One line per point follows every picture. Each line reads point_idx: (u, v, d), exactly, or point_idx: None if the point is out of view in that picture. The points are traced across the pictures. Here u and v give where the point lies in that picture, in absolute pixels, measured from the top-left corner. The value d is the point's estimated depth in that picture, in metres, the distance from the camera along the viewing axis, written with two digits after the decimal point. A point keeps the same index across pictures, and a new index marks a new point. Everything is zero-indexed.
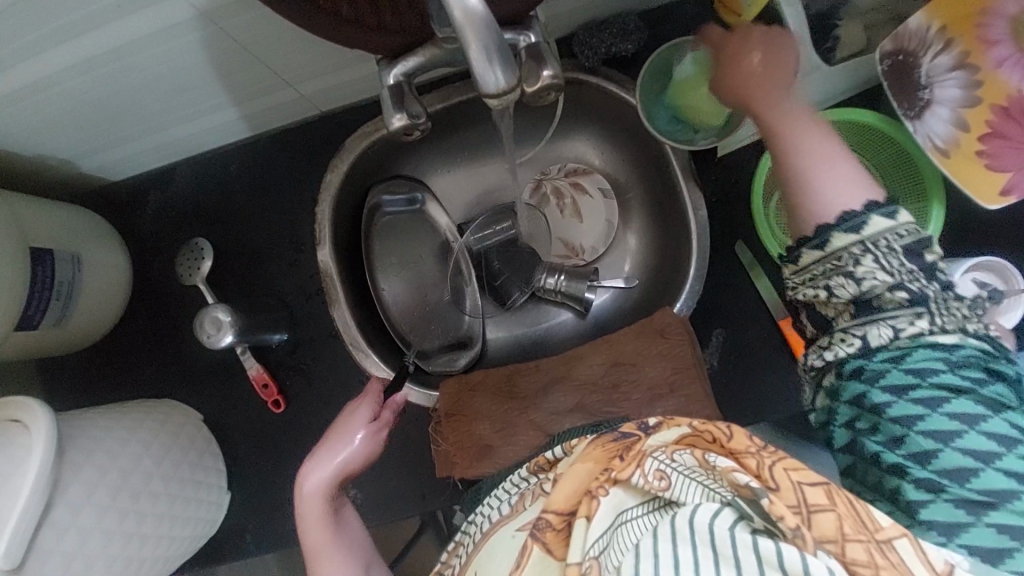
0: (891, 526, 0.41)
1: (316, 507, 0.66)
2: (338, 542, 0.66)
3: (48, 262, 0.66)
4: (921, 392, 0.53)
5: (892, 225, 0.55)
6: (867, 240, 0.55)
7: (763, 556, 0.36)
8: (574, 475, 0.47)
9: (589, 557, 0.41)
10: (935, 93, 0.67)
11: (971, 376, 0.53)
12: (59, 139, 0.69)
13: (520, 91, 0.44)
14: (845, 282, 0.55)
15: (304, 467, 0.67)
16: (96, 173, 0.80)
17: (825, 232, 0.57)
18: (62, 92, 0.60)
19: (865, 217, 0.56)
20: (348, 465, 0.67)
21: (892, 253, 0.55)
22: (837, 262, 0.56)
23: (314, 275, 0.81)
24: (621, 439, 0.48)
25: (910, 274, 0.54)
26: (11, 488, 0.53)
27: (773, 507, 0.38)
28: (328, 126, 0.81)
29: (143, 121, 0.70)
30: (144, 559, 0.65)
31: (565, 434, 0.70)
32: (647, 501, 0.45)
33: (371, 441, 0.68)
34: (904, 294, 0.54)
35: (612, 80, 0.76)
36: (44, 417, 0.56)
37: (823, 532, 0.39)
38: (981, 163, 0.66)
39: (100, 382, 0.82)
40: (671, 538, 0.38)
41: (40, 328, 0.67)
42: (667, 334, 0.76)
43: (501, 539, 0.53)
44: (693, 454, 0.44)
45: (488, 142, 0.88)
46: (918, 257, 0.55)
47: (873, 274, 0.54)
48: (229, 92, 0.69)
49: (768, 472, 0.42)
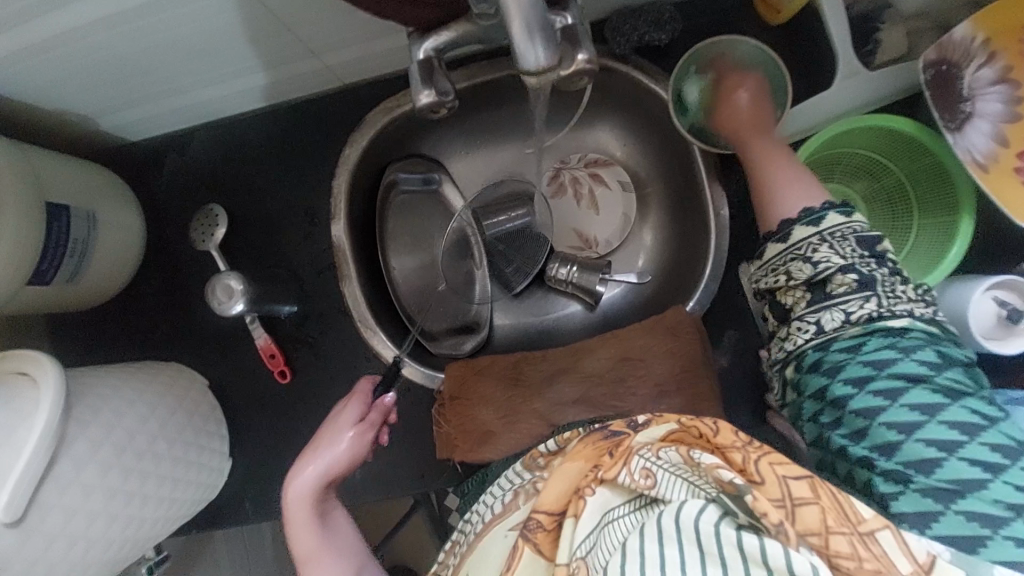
0: (873, 517, 0.40)
1: (301, 510, 0.64)
2: (326, 544, 0.64)
3: (64, 218, 0.66)
4: (878, 382, 0.53)
5: (848, 220, 0.59)
6: (823, 232, 0.59)
7: (747, 554, 0.36)
8: (562, 476, 0.48)
9: (576, 557, 0.43)
10: (977, 107, 0.65)
11: (927, 362, 0.53)
12: (80, 95, 0.68)
13: (559, 72, 0.43)
14: (803, 266, 0.58)
15: (292, 469, 0.65)
16: (115, 132, 0.79)
17: (786, 225, 0.61)
18: (85, 46, 0.59)
19: (822, 212, 0.60)
20: (337, 467, 0.65)
21: (845, 241, 0.58)
22: (797, 251, 0.59)
23: (327, 249, 0.81)
24: (610, 438, 0.50)
25: (862, 260, 0.57)
26: (17, 439, 0.53)
27: (756, 504, 0.38)
28: (348, 100, 0.80)
29: (165, 81, 0.69)
30: (147, 519, 0.65)
31: (566, 428, 0.70)
32: (633, 499, 0.45)
33: (357, 447, 0.66)
34: (855, 277, 0.56)
35: (643, 70, 0.74)
36: (54, 371, 0.56)
37: (807, 525, 0.39)
38: (1019, 179, 0.63)
39: (109, 340, 0.82)
40: (659, 539, 0.38)
41: (53, 283, 0.67)
42: (677, 332, 0.75)
43: (493, 540, 0.53)
44: (679, 451, 0.43)
45: (510, 126, 0.87)
46: (871, 247, 0.58)
47: (829, 260, 0.57)
48: (251, 57, 0.68)
49: (754, 467, 0.42)
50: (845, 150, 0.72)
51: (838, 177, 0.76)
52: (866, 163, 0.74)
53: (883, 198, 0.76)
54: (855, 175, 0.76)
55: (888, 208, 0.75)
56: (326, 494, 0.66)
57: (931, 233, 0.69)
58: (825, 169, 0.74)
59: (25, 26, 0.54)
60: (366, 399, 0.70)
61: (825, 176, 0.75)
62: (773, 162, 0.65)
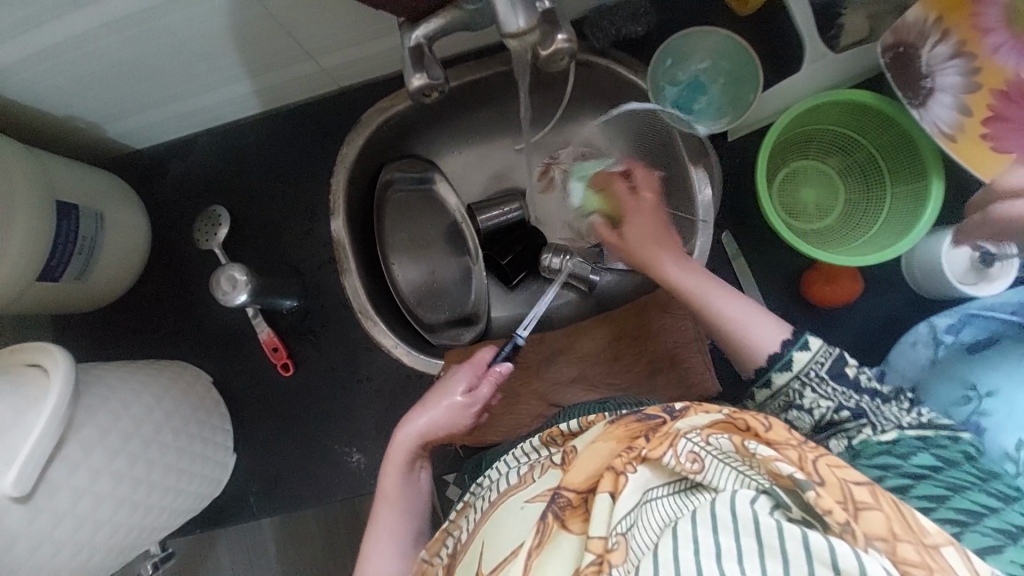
0: (937, 532, 0.39)
1: (399, 457, 0.67)
2: (403, 499, 0.67)
3: (74, 216, 0.68)
4: (887, 479, 0.52)
5: (812, 354, 0.58)
6: (799, 373, 0.58)
7: (813, 550, 0.35)
8: (595, 452, 0.48)
9: (617, 533, 0.41)
10: (936, 82, 0.69)
11: (925, 462, 0.52)
12: (88, 100, 0.71)
13: (538, 35, 0.50)
14: (800, 415, 0.58)
15: (404, 417, 0.68)
16: (120, 139, 0.83)
17: (763, 372, 0.60)
18: (93, 52, 0.62)
19: (787, 354, 0.59)
20: (439, 425, 0.67)
21: (822, 380, 0.57)
22: (785, 397, 0.59)
23: (327, 244, 0.84)
24: (646, 420, 0.49)
25: (845, 394, 0.56)
26: (24, 425, 0.52)
27: (820, 501, 0.38)
28: (344, 102, 0.84)
29: (169, 86, 0.72)
30: (151, 508, 0.65)
31: (574, 408, 0.70)
32: (672, 482, 0.46)
33: (457, 412, 0.67)
34: (845, 410, 0.56)
35: (621, 62, 0.76)
36: (64, 360, 0.56)
37: (873, 530, 0.38)
38: (987, 146, 0.67)
39: (114, 340, 0.84)
40: (712, 525, 0.37)
41: (62, 280, 0.69)
42: (669, 310, 0.78)
43: (507, 512, 0.51)
44: (731, 439, 0.44)
45: (499, 123, 0.90)
46: (844, 374, 0.57)
47: (818, 403, 0.57)
48: (251, 61, 0.71)
49: (813, 465, 0.41)
50: (818, 126, 0.76)
51: (812, 155, 0.79)
52: (839, 140, 0.77)
53: (855, 174, 0.78)
54: (829, 152, 0.79)
55: (862, 183, 0.77)
56: (421, 452, 0.68)
57: (906, 200, 0.72)
58: (799, 145, 0.78)
59: (37, 32, 0.57)
60: (478, 368, 0.70)
61: (799, 155, 0.79)
62: (723, 310, 0.63)
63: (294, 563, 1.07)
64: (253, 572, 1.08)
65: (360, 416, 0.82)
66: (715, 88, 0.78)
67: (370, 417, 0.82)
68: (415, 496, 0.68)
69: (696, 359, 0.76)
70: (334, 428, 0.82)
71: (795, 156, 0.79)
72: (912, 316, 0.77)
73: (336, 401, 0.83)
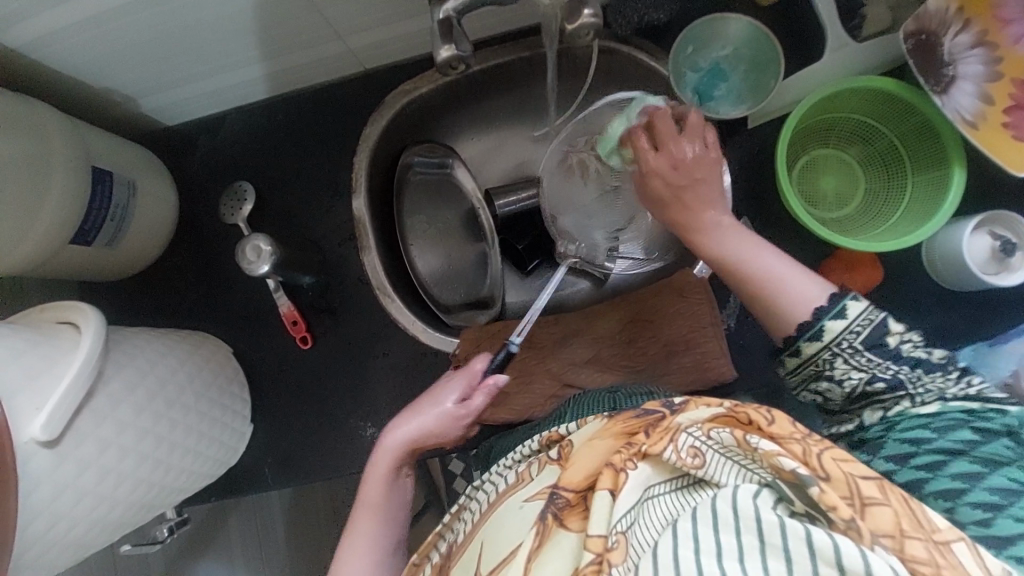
0: (948, 528, 0.39)
1: (384, 462, 0.65)
2: (384, 507, 0.65)
3: (107, 182, 0.70)
4: (920, 457, 0.53)
5: (847, 325, 0.55)
6: (832, 346, 0.56)
7: (817, 548, 0.33)
8: (593, 449, 0.46)
9: (616, 532, 0.40)
10: (959, 70, 0.69)
11: (963, 439, 0.53)
12: (124, 73, 0.73)
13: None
14: (830, 386, 0.58)
15: (392, 421, 0.65)
16: (151, 114, 0.85)
17: (794, 341, 0.58)
18: (131, 24, 0.64)
19: (818, 324, 0.56)
20: (426, 436, 0.63)
21: (856, 353, 0.55)
22: (817, 369, 0.58)
23: (348, 222, 0.86)
24: (645, 416, 0.47)
25: (881, 366, 0.55)
26: (55, 374, 0.53)
27: (824, 497, 0.37)
28: (370, 84, 0.86)
29: (201, 63, 0.75)
30: (172, 467, 0.66)
31: (582, 397, 0.70)
32: (674, 478, 0.44)
33: (449, 425, 0.63)
34: (883, 384, 0.56)
35: (644, 50, 0.77)
36: (95, 315, 0.57)
37: (880, 526, 0.38)
38: (1008, 134, 0.68)
39: (140, 308, 0.87)
40: (713, 523, 0.35)
41: (94, 244, 0.71)
42: (686, 294, 0.77)
43: (508, 513, 0.49)
44: (733, 433, 0.41)
45: (519, 110, 0.91)
46: (882, 345, 0.55)
47: (849, 375, 0.56)
48: (282, 40, 0.73)
49: (817, 460, 0.39)
50: (839, 115, 0.77)
51: (834, 144, 0.79)
52: (859, 130, 0.78)
53: (875, 164, 0.78)
54: (848, 142, 0.79)
55: (882, 173, 0.78)
56: (409, 459, 0.66)
57: (928, 187, 0.73)
58: (819, 133, 0.78)
59: (78, 2, 0.59)
60: (473, 377, 0.65)
61: (819, 144, 0.79)
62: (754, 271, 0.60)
63: (303, 543, 1.08)
64: (262, 549, 1.09)
65: (375, 392, 0.83)
66: (736, 74, 0.79)
67: (386, 392, 0.83)
68: (400, 502, 0.66)
69: (710, 344, 0.76)
70: (349, 403, 0.83)
71: (815, 144, 0.79)
72: (929, 305, 0.77)
73: (352, 375, 0.84)
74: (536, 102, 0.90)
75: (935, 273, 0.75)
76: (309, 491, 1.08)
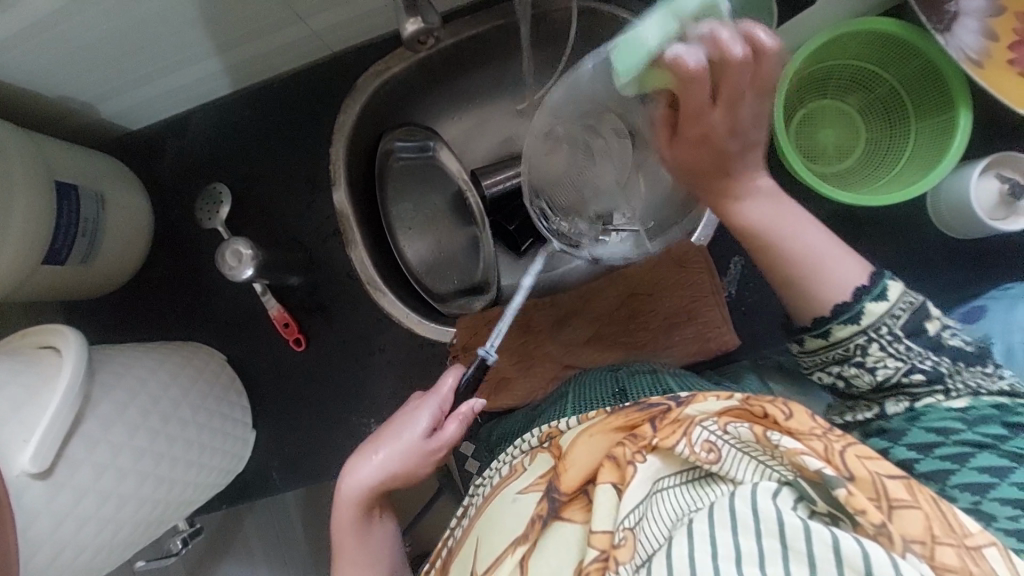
0: (979, 531, 0.36)
1: (346, 512, 0.60)
2: (367, 549, 0.62)
3: (74, 197, 0.67)
4: (946, 448, 0.51)
5: (888, 306, 0.51)
6: (868, 329, 0.52)
7: (845, 556, 0.32)
8: (590, 446, 0.45)
9: (623, 528, 0.39)
10: (961, 5, 0.64)
11: (992, 432, 0.51)
12: (75, 79, 0.69)
13: None
14: (859, 372, 0.53)
15: (348, 466, 0.60)
16: (113, 120, 0.81)
17: (823, 322, 0.53)
18: (71, 26, 0.59)
19: (857, 305, 0.52)
20: (395, 471, 0.58)
21: (894, 339, 0.51)
22: (845, 353, 0.53)
23: (331, 216, 0.82)
24: (649, 408, 0.46)
25: (919, 355, 0.51)
26: (38, 405, 0.51)
27: (852, 500, 0.35)
28: (339, 67, 0.81)
29: (156, 60, 0.70)
30: (176, 482, 0.65)
31: (584, 376, 0.68)
32: (685, 471, 0.42)
33: (417, 459, 0.58)
34: (920, 376, 0.52)
35: (626, 8, 0.71)
36: (75, 338, 0.55)
37: (909, 530, 0.36)
38: (1013, 71, 0.65)
39: (126, 322, 0.85)
40: (731, 526, 0.34)
41: (67, 263, 0.68)
42: (685, 264, 0.76)
43: (502, 507, 0.48)
44: (752, 428, 0.40)
45: (499, 84, 0.86)
46: (918, 330, 0.51)
47: (884, 362, 0.52)
48: (238, 29, 0.68)
49: (841, 458, 0.37)
50: (836, 61, 0.72)
51: (830, 95, 0.76)
52: (857, 77, 0.74)
53: (876, 111, 0.75)
54: (847, 90, 0.75)
55: (883, 120, 0.74)
56: (376, 500, 0.62)
57: (931, 132, 0.69)
58: (815, 83, 0.74)
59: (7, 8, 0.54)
60: (444, 402, 0.59)
61: (816, 95, 0.75)
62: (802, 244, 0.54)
63: (320, 536, 1.09)
64: (282, 546, 1.11)
65: (376, 388, 0.82)
66: (729, 12, 0.65)
67: (386, 388, 0.82)
68: (377, 542, 0.63)
69: (711, 313, 0.75)
70: (351, 400, 0.82)
71: (811, 96, 0.75)
72: (933, 258, 0.75)
73: (351, 372, 0.82)
74: (516, 76, 0.85)
75: (939, 225, 0.73)
76: (322, 490, 1.08)
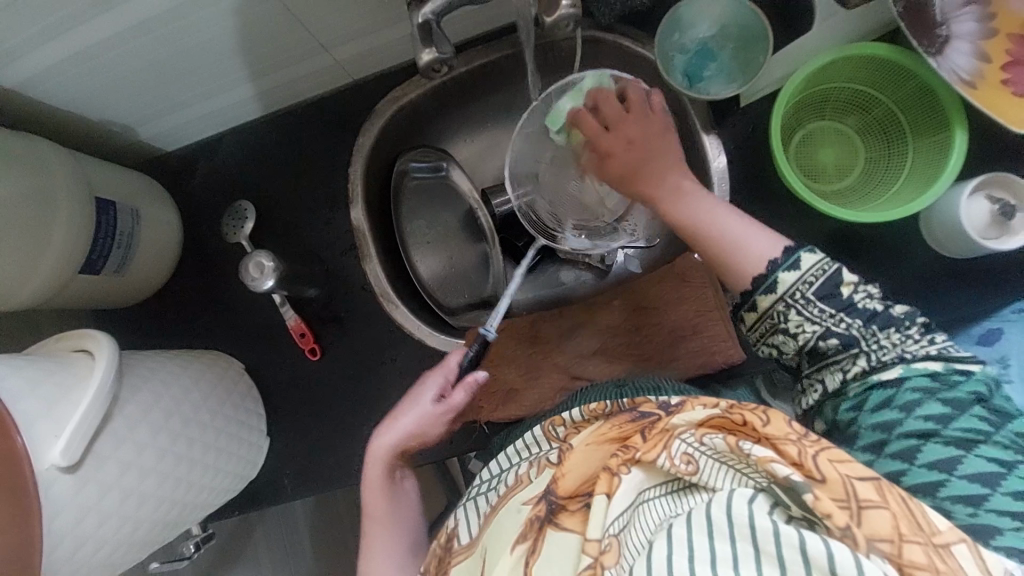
0: (948, 529, 0.38)
1: (375, 471, 0.66)
2: (393, 510, 0.67)
3: (112, 212, 0.72)
4: (893, 444, 0.52)
5: (800, 275, 0.56)
6: (786, 296, 0.56)
7: (811, 557, 0.33)
8: (589, 456, 0.47)
9: (609, 534, 0.40)
10: (952, 29, 0.67)
11: (930, 415, 0.52)
12: (118, 104, 0.75)
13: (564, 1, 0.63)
14: (786, 338, 0.58)
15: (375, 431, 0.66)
16: (150, 142, 0.87)
17: (750, 295, 0.58)
18: (118, 56, 0.65)
19: (772, 275, 0.57)
20: (407, 439, 0.65)
21: (810, 303, 0.56)
22: (772, 322, 0.58)
23: (347, 232, 0.87)
24: (641, 419, 0.48)
25: (834, 319, 0.55)
26: (71, 402, 0.55)
27: (818, 504, 0.36)
28: (358, 93, 0.86)
29: (191, 87, 0.76)
30: (193, 483, 0.68)
31: (589, 391, 0.68)
32: (666, 483, 0.44)
33: (431, 424, 0.65)
34: (837, 341, 0.55)
35: (630, 37, 0.75)
36: (106, 340, 0.58)
37: (877, 531, 0.36)
38: (1006, 91, 0.67)
39: (153, 330, 0.89)
40: (708, 531, 0.35)
41: (103, 273, 0.73)
42: (688, 277, 0.78)
43: (506, 516, 0.48)
44: (726, 438, 0.41)
45: (509, 108, 0.90)
46: (834, 296, 0.55)
47: (803, 327, 0.56)
48: (267, 58, 0.73)
49: (812, 462, 0.39)
50: (833, 85, 0.75)
51: (830, 116, 0.78)
52: (855, 98, 0.76)
53: (874, 130, 0.77)
54: (846, 111, 0.78)
55: (882, 139, 0.76)
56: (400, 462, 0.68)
57: (928, 151, 0.71)
58: (813, 106, 0.77)
59: (65, 38, 0.60)
60: (450, 375, 0.67)
61: (815, 116, 0.78)
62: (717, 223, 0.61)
63: (328, 548, 1.10)
64: (290, 557, 1.11)
65: (385, 398, 0.84)
66: (724, 53, 0.77)
67: (397, 397, 0.84)
68: (401, 505, 0.68)
69: (715, 327, 0.76)
70: (362, 410, 0.84)
71: (811, 118, 0.78)
72: (933, 275, 0.75)
73: (363, 382, 0.85)
74: (525, 101, 0.89)
75: (933, 243, 0.74)
76: (332, 502, 1.09)
